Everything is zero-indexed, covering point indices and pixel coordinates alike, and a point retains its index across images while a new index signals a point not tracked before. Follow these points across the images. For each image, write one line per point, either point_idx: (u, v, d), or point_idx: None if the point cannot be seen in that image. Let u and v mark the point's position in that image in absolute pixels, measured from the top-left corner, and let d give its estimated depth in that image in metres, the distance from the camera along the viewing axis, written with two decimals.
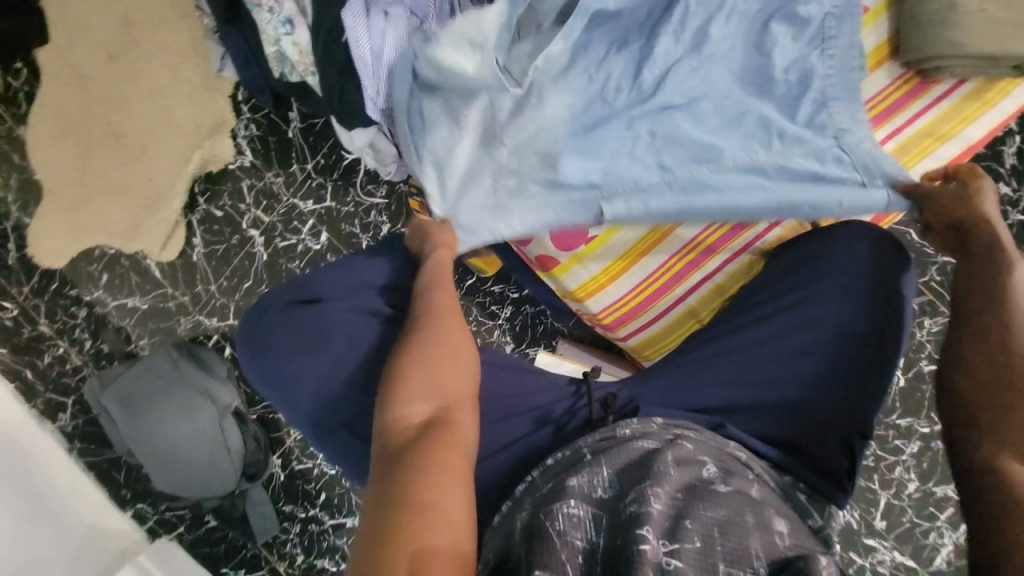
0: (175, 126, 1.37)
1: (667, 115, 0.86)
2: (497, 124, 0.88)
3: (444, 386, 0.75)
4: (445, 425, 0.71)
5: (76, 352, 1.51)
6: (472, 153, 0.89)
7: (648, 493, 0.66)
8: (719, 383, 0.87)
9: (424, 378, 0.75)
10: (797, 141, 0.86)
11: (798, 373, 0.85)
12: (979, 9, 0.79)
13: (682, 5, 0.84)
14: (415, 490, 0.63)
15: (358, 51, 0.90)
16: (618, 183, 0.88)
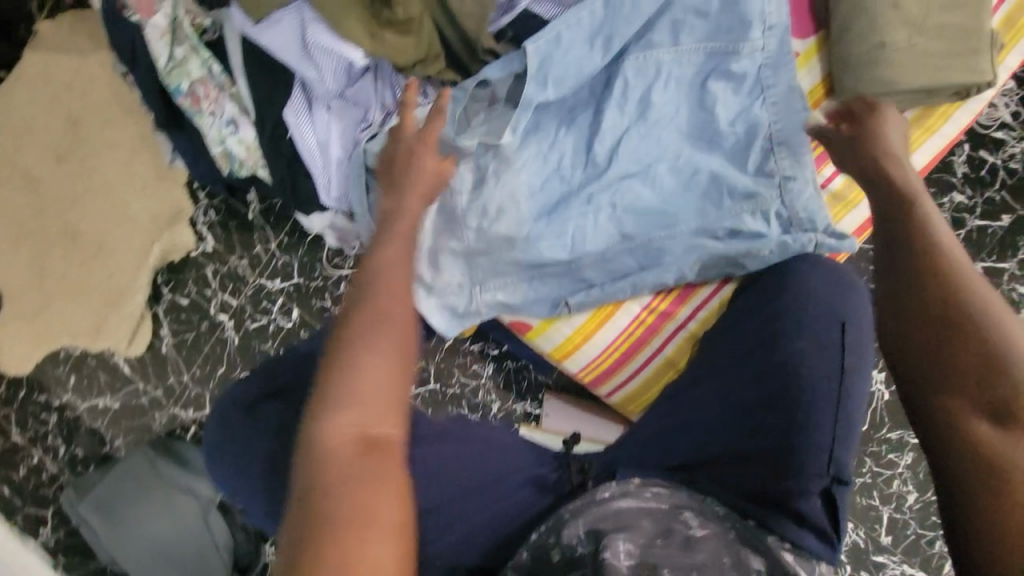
0: (132, 219, 1.35)
1: (622, 186, 0.91)
2: (458, 213, 0.92)
3: (389, 398, 0.62)
4: (384, 446, 0.60)
5: (50, 460, 1.43)
6: (437, 242, 0.95)
7: (620, 546, 0.66)
8: (694, 437, 0.86)
9: (366, 385, 0.62)
10: (747, 192, 0.91)
11: (774, 417, 0.83)
12: (905, 46, 0.81)
13: (621, 81, 0.89)
14: (336, 529, 0.55)
15: (305, 147, 0.90)
16: (583, 254, 0.93)
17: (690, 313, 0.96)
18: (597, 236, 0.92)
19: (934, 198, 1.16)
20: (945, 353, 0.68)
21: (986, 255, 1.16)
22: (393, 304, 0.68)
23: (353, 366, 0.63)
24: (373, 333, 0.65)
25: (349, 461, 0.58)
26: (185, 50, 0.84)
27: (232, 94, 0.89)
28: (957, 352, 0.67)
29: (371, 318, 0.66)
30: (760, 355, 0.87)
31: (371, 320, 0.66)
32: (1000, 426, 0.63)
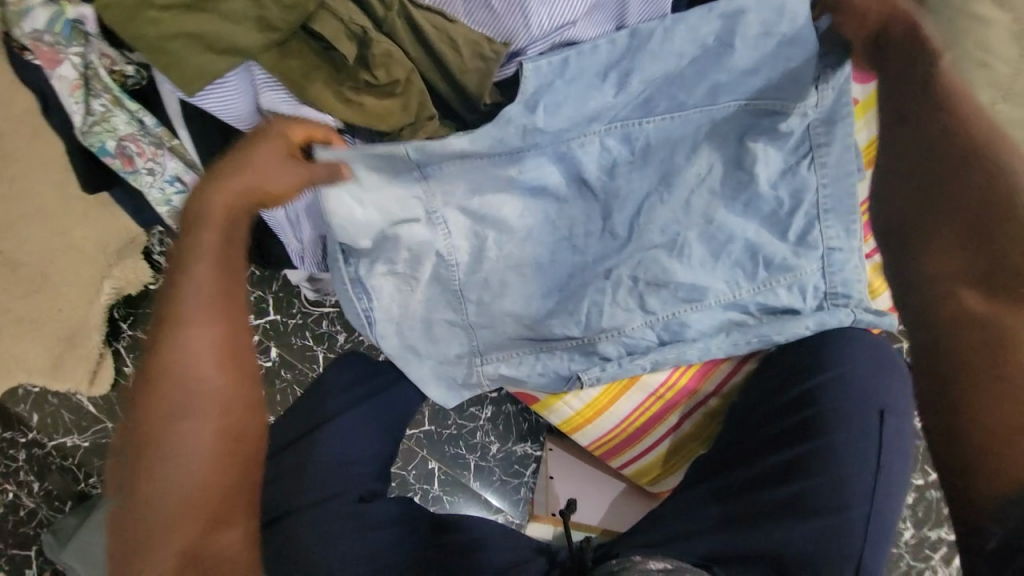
0: (77, 250, 1.18)
1: (644, 258, 0.79)
2: (455, 285, 0.80)
3: (208, 400, 0.63)
4: (198, 448, 0.62)
5: (26, 494, 1.33)
6: (430, 315, 0.82)
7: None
8: (709, 528, 0.80)
9: (178, 389, 0.62)
10: (785, 263, 0.79)
11: (805, 521, 0.76)
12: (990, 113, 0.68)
13: (642, 138, 0.75)
14: (147, 519, 0.60)
15: (274, 219, 0.76)
16: (598, 332, 0.81)
17: (711, 389, 0.88)
18: (614, 315, 0.81)
19: None
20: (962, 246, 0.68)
21: None
22: (205, 305, 0.64)
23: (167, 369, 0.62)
24: (182, 336, 0.63)
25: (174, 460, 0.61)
26: (108, 102, 0.66)
27: (176, 149, 0.72)
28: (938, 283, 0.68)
29: (180, 319, 0.63)
30: (793, 446, 0.79)
31: (177, 325, 0.63)
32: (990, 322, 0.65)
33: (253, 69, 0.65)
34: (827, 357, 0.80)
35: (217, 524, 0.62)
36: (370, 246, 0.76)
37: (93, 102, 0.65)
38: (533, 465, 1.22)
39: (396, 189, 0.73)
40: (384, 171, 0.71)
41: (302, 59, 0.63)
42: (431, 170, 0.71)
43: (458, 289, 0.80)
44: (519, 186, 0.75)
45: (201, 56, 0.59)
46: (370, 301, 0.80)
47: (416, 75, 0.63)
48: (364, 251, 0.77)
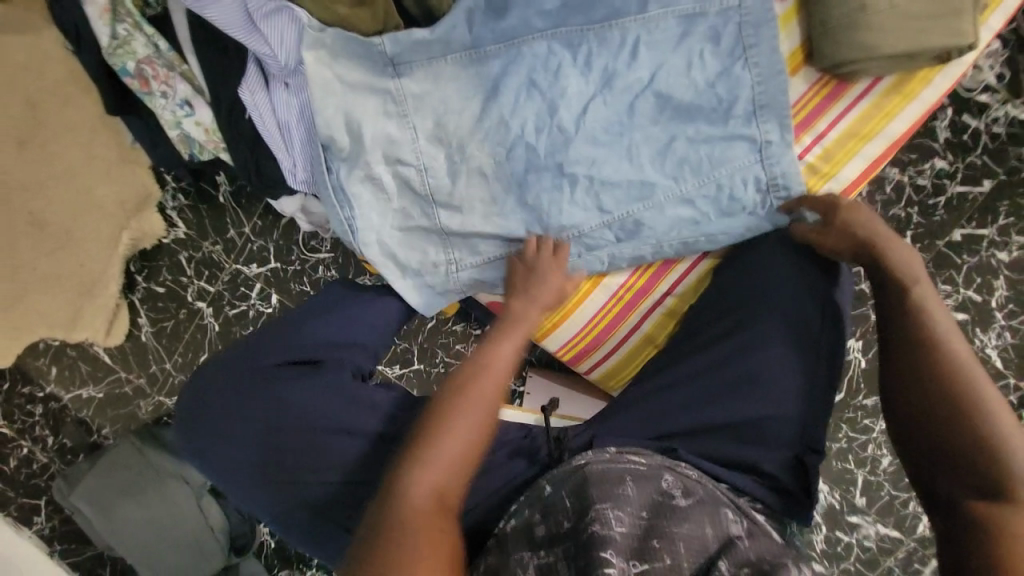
0: (99, 206, 1.30)
1: (595, 156, 0.88)
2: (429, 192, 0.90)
3: (463, 465, 0.72)
4: (432, 488, 0.69)
5: (40, 450, 1.41)
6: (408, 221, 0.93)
7: (611, 518, 0.70)
8: (676, 405, 0.87)
9: (454, 449, 0.71)
10: (717, 164, 0.89)
11: (752, 393, 0.85)
12: (888, 8, 0.78)
13: (585, 48, 0.85)
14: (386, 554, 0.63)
15: (264, 126, 0.86)
16: (559, 229, 0.91)
17: (667, 289, 0.97)
18: (569, 212, 0.90)
19: (914, 165, 1.16)
20: (921, 386, 0.73)
21: (966, 222, 1.16)
22: (492, 374, 0.78)
23: (445, 437, 0.72)
24: (456, 415, 0.74)
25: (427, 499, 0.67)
26: (132, 28, 0.83)
27: (185, 74, 0.87)
28: (955, 415, 0.70)
29: (467, 396, 0.75)
30: (736, 332, 0.87)
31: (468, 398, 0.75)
32: (992, 501, 0.65)
33: None
34: (762, 251, 0.90)
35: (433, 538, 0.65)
36: (350, 147, 0.87)
37: (119, 27, 0.82)
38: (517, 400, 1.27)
39: (373, 89, 0.85)
40: (364, 70, 0.84)
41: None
42: (403, 74, 0.85)
43: (430, 193, 0.90)
44: (479, 95, 0.86)
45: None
46: (352, 204, 0.90)
47: None
48: (346, 153, 0.87)
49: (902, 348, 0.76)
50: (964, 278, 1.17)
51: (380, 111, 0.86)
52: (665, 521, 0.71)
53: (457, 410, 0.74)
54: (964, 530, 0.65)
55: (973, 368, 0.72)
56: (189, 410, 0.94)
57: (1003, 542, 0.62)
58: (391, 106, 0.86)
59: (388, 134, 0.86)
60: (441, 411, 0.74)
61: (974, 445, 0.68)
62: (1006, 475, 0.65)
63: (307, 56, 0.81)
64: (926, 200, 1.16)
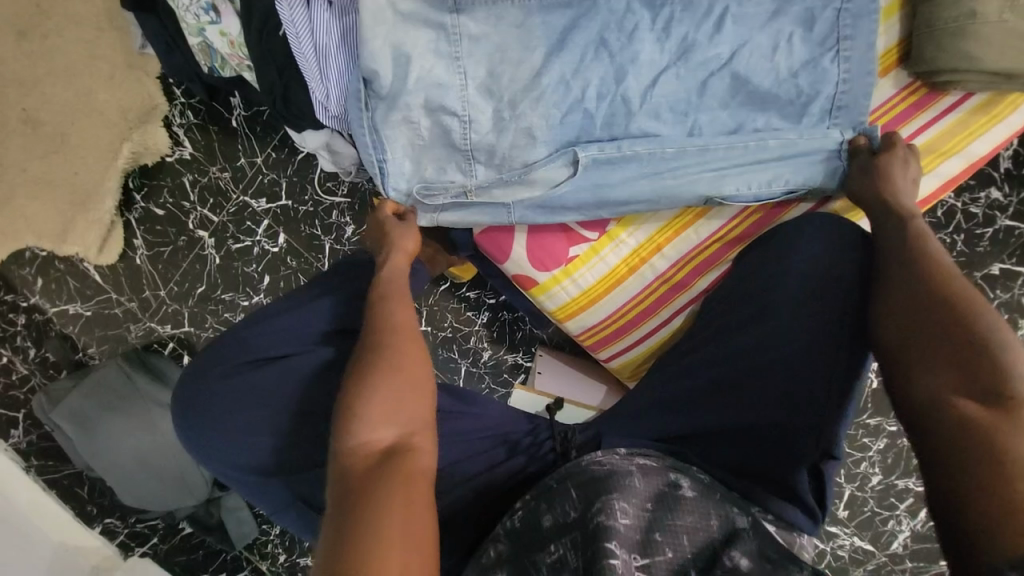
0: (99, 112, 1.20)
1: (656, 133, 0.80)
2: (469, 147, 0.82)
3: (408, 399, 0.67)
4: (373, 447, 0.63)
5: (21, 360, 1.35)
6: (441, 175, 0.84)
7: (616, 508, 0.66)
8: (699, 395, 0.83)
9: (369, 407, 0.66)
10: (794, 166, 0.83)
11: (764, 402, 0.79)
12: (999, 19, 0.72)
13: (666, 12, 0.77)
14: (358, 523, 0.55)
15: (299, 48, 0.76)
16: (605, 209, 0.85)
17: (705, 288, 0.93)
18: (618, 191, 0.83)
19: (970, 191, 1.12)
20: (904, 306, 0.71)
21: (1007, 257, 1.13)
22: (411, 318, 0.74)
23: (372, 397, 0.66)
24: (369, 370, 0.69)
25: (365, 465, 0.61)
26: None
27: None
28: (938, 329, 0.68)
29: (386, 348, 0.71)
30: (755, 331, 0.82)
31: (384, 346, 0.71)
32: (985, 406, 0.61)
33: None
34: (800, 253, 0.83)
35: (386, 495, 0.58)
36: (391, 84, 0.78)
37: None
38: (523, 374, 1.25)
39: (427, 24, 0.76)
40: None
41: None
42: (462, 11, 0.75)
43: (469, 149, 0.82)
44: (541, 46, 0.77)
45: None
46: (385, 147, 0.81)
47: None
48: (386, 91, 0.78)
49: (892, 274, 0.74)
50: (993, 313, 1.15)
51: (430, 47, 0.76)
52: (668, 514, 0.67)
53: (372, 364, 0.69)
54: (952, 437, 0.60)
55: (968, 285, 0.70)
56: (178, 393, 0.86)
57: (1003, 450, 0.57)
58: (443, 45, 0.77)
59: (436, 76, 0.78)
60: (365, 376, 0.68)
61: (966, 356, 0.65)
62: (999, 380, 0.62)
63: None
64: (974, 229, 1.12)
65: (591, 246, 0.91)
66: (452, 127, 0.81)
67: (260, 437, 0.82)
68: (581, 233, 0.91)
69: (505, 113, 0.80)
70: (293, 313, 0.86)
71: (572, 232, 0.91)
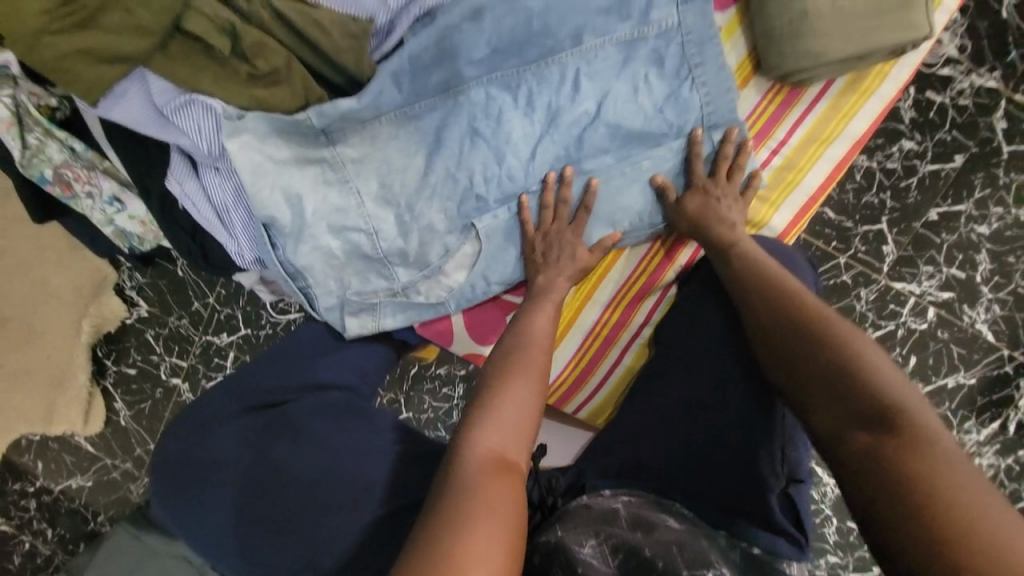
0: (56, 297, 1.25)
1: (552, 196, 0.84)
2: (380, 252, 0.84)
3: (530, 407, 0.70)
4: (494, 440, 0.64)
5: (42, 542, 1.37)
6: (363, 283, 0.86)
7: (603, 538, 0.67)
8: (654, 422, 0.83)
9: (498, 431, 0.65)
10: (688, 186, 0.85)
11: (715, 422, 0.79)
12: (830, 11, 0.74)
13: (524, 89, 0.81)
14: (470, 508, 0.56)
15: (201, 214, 0.81)
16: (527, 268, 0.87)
17: (645, 318, 0.94)
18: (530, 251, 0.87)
19: (882, 150, 1.14)
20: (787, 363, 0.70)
21: (942, 200, 1.14)
22: (537, 353, 0.76)
23: (505, 401, 0.68)
24: (498, 395, 0.69)
25: (480, 470, 0.60)
26: (40, 135, 0.76)
27: (107, 170, 0.81)
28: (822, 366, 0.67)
29: (513, 380, 0.71)
30: (688, 352, 0.85)
31: (509, 377, 0.72)
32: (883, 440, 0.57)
33: (147, 76, 0.73)
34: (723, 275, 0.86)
35: (500, 489, 0.59)
36: (292, 222, 0.80)
37: (28, 136, 0.76)
38: None
39: (308, 160, 0.79)
40: (295, 141, 0.78)
41: (186, 57, 0.72)
42: (337, 139, 0.80)
43: (383, 256, 0.85)
44: (420, 149, 0.82)
45: (92, 66, 0.68)
46: (304, 276, 0.83)
47: (294, 60, 0.74)
48: (289, 229, 0.80)
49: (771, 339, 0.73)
50: (947, 256, 1.14)
51: (318, 179, 0.80)
52: (656, 534, 0.68)
53: (499, 389, 0.70)
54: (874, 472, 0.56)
55: (811, 308, 0.72)
56: (167, 454, 0.84)
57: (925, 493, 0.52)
58: (330, 174, 0.81)
59: (331, 200, 0.81)
60: (496, 378, 0.72)
61: (854, 398, 0.62)
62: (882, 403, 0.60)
63: (228, 139, 0.74)
64: (899, 182, 1.14)
65: None
66: (360, 240, 0.83)
67: (244, 496, 0.77)
68: (511, 300, 0.92)
69: (405, 216, 0.83)
70: (282, 374, 0.89)
71: (503, 302, 0.92)
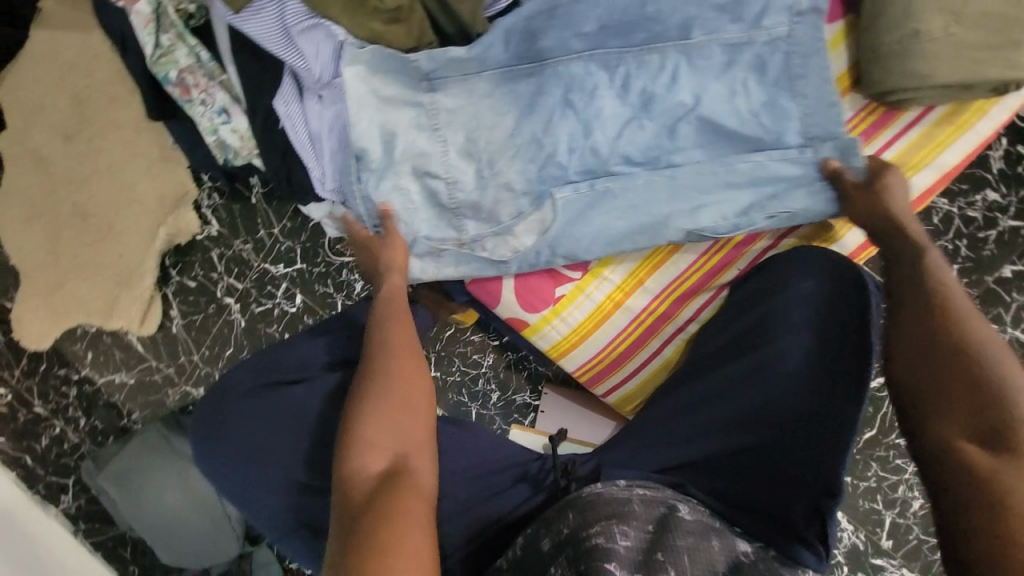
0: (138, 202, 1.34)
1: (633, 179, 0.86)
2: (455, 203, 0.88)
3: (398, 413, 0.73)
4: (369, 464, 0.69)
5: (72, 430, 1.47)
6: (433, 232, 0.89)
7: (615, 530, 0.68)
8: (693, 424, 0.83)
9: (377, 457, 0.69)
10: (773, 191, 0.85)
11: (759, 431, 0.79)
12: (942, 35, 0.74)
13: (623, 71, 0.83)
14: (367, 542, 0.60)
15: (297, 136, 0.86)
16: (603, 246, 0.88)
17: (693, 314, 0.95)
18: (601, 229, 0.87)
19: (965, 196, 1.10)
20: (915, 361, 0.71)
21: (1018, 258, 1.09)
22: (401, 354, 0.78)
23: (371, 419, 0.72)
24: (366, 418, 0.71)
25: (372, 494, 0.66)
26: (172, 39, 0.86)
27: (225, 83, 0.89)
28: (947, 376, 0.68)
29: (388, 393, 0.74)
30: (744, 357, 0.84)
31: (372, 394, 0.74)
32: (991, 452, 0.63)
33: None
34: (778, 282, 0.86)
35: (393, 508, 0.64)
36: (381, 159, 0.85)
37: (162, 36, 0.85)
38: (532, 414, 1.26)
39: (407, 105, 0.84)
40: (399, 84, 0.83)
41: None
42: (438, 88, 0.84)
43: (457, 208, 0.88)
44: (512, 111, 0.84)
45: None
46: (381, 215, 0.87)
47: (416, 4, 0.80)
48: (377, 165, 0.85)
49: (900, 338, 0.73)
50: (1013, 317, 1.10)
51: (411, 123, 0.84)
52: (670, 534, 0.68)
53: (363, 414, 0.72)
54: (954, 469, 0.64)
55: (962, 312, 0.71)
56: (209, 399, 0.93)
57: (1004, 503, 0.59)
58: (424, 121, 0.85)
59: (419, 145, 0.85)
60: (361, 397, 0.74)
61: (983, 405, 0.65)
62: (1005, 424, 0.64)
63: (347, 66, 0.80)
64: (975, 233, 1.10)
65: (576, 285, 0.94)
66: (438, 189, 0.87)
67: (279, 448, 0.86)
68: (566, 274, 0.94)
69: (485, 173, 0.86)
70: (317, 341, 0.93)
71: (557, 274, 0.94)
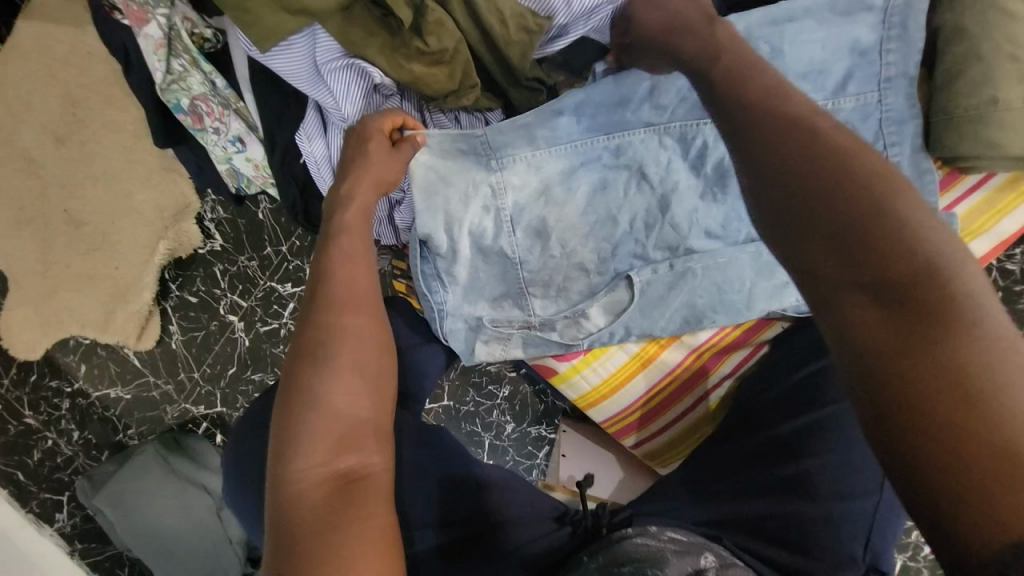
0: (135, 211, 1.25)
1: (715, 260, 0.83)
2: (522, 279, 0.85)
3: (355, 387, 0.62)
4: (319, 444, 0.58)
5: (65, 442, 1.41)
6: (499, 304, 0.87)
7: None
8: (732, 488, 0.77)
9: (325, 429, 0.59)
10: None
11: (803, 500, 0.74)
12: (1021, 106, 0.70)
13: (700, 142, 0.79)
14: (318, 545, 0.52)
15: (319, 173, 0.79)
16: (681, 326, 0.86)
17: (727, 372, 0.91)
18: (677, 309, 0.85)
19: None
20: (881, 319, 0.47)
21: None
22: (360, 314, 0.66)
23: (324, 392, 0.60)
24: (324, 376, 0.61)
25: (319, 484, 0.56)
26: (185, 63, 0.76)
27: (239, 111, 0.82)
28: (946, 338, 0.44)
29: (330, 346, 0.63)
30: (796, 419, 0.79)
31: (328, 345, 0.62)
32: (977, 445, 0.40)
33: (318, 33, 0.71)
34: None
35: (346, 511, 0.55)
36: (448, 238, 0.82)
37: (174, 61, 0.76)
38: (546, 447, 1.23)
39: (475, 183, 0.80)
40: (464, 158, 0.79)
41: (363, 24, 0.69)
42: (506, 162, 0.79)
43: (524, 284, 0.85)
44: (584, 185, 0.81)
45: (274, 16, 0.66)
46: (447, 294, 0.85)
47: (463, 45, 0.70)
48: (445, 245, 0.82)
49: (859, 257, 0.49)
50: None
51: (478, 197, 0.80)
52: None
53: (318, 372, 0.61)
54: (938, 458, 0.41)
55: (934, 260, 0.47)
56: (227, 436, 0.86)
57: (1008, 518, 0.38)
58: (491, 197, 0.81)
59: (487, 220, 0.81)
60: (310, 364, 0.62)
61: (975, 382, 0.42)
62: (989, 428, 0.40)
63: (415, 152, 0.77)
64: None
65: None
66: (505, 262, 0.84)
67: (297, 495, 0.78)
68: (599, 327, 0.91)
69: (557, 250, 0.83)
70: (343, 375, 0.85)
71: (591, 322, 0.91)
